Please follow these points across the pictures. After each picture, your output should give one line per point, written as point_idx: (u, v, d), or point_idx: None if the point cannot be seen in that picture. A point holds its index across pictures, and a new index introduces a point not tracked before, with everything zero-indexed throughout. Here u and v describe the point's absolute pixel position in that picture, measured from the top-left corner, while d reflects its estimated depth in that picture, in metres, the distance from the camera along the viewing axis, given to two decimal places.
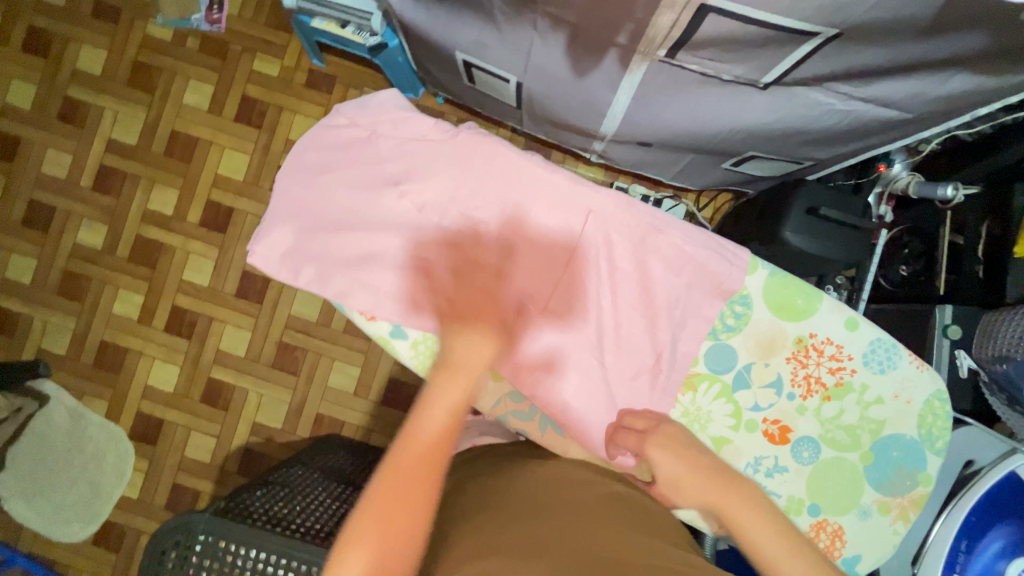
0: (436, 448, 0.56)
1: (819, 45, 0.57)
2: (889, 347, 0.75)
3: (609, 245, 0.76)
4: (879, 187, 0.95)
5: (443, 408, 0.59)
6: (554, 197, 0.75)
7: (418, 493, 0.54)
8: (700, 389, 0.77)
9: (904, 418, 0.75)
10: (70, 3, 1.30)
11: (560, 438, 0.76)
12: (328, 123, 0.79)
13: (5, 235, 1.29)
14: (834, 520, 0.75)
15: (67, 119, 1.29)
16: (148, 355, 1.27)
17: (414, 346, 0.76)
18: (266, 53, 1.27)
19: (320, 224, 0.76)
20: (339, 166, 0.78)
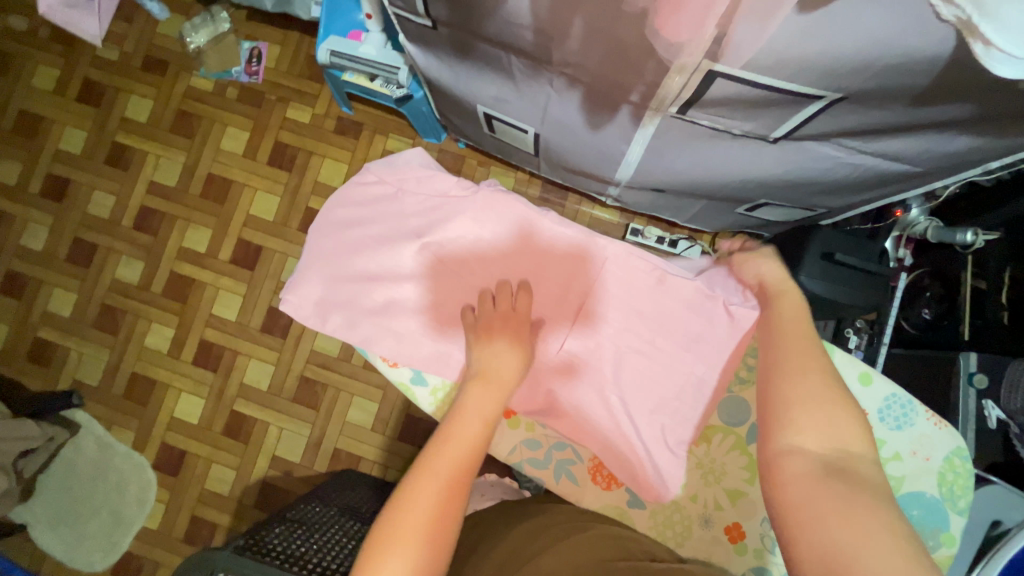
0: (468, 443, 0.59)
1: (826, 105, 0.59)
2: (904, 403, 0.74)
3: (624, 292, 0.79)
4: (897, 231, 0.97)
5: (473, 416, 0.62)
6: (572, 246, 0.79)
7: (448, 500, 0.53)
8: (714, 441, 0.76)
9: (925, 476, 0.73)
10: (123, 57, 1.41)
11: (574, 487, 0.77)
12: (357, 180, 0.83)
13: (49, 270, 1.36)
14: None
15: (114, 163, 1.38)
16: (175, 387, 1.31)
17: (433, 393, 0.78)
18: (299, 102, 1.36)
19: (347, 274, 0.80)
20: (368, 220, 0.82)
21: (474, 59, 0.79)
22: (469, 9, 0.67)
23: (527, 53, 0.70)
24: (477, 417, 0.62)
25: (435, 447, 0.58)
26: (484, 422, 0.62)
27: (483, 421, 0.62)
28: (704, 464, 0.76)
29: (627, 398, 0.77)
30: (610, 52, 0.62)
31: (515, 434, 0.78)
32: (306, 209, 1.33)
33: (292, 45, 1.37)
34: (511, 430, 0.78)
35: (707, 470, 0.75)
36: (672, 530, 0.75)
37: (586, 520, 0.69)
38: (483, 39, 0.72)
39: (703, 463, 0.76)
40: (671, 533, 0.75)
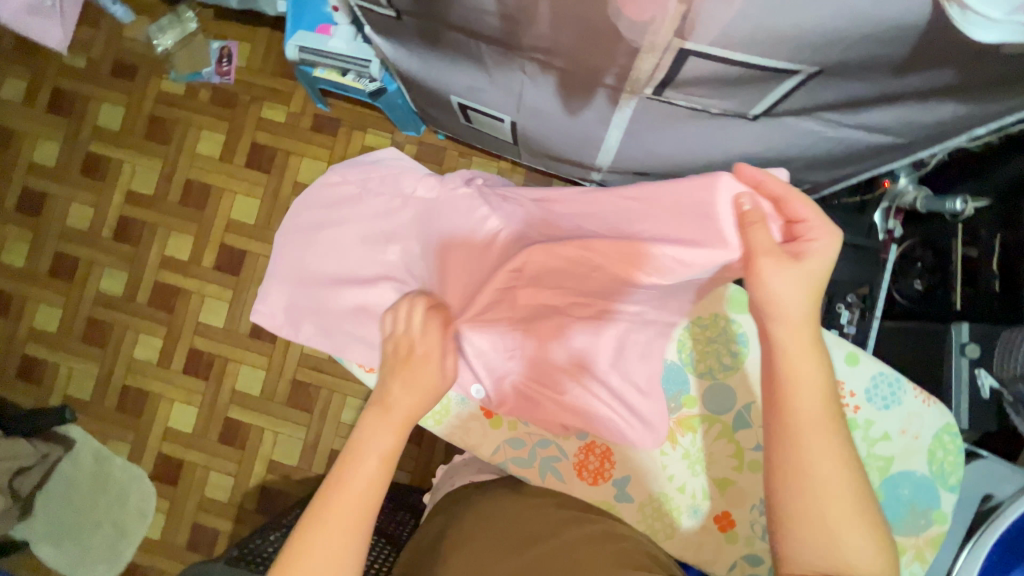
0: (365, 489, 0.56)
1: (802, 80, 0.58)
2: (892, 381, 0.73)
3: (597, 271, 0.71)
4: (885, 202, 0.95)
5: (370, 454, 0.58)
6: (538, 232, 0.75)
7: (344, 559, 0.53)
8: (699, 430, 0.76)
9: (913, 455, 0.73)
10: (91, 64, 1.37)
11: (560, 483, 0.76)
12: (320, 182, 0.81)
13: (33, 286, 1.35)
14: None
15: (90, 174, 1.36)
16: (168, 397, 1.30)
17: None
18: (274, 101, 1.33)
19: (317, 280, 0.79)
20: (334, 222, 0.80)
21: (443, 48, 0.77)
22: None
23: (495, 40, 0.68)
24: (374, 454, 0.58)
25: (329, 491, 0.55)
26: (382, 459, 0.57)
27: (381, 456, 0.58)
28: (691, 454, 0.76)
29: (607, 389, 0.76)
30: (579, 35, 0.59)
31: (498, 433, 0.78)
32: (287, 210, 1.31)
33: (263, 43, 1.33)
34: (494, 430, 0.78)
35: (694, 460, 0.75)
36: (661, 521, 0.75)
37: (555, 512, 0.68)
38: (449, 27, 0.70)
39: (689, 453, 0.76)
40: (661, 523, 0.75)
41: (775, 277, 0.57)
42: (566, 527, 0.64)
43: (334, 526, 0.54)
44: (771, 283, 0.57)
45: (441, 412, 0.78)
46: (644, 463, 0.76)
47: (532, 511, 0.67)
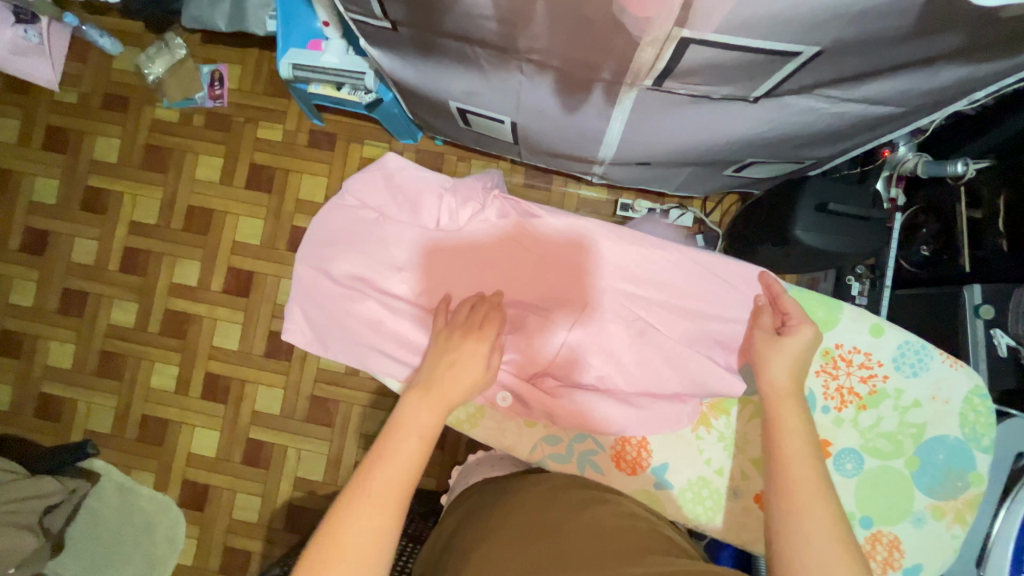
0: (404, 465, 0.56)
1: (804, 60, 0.58)
2: (918, 349, 0.74)
3: (573, 282, 0.78)
4: (886, 170, 0.96)
5: (411, 432, 0.59)
6: (560, 252, 0.78)
7: (380, 535, 0.52)
8: (733, 412, 0.77)
9: (945, 419, 0.74)
10: (82, 98, 1.37)
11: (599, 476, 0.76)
12: (336, 204, 0.80)
13: (44, 324, 1.35)
14: (888, 530, 0.73)
15: (90, 208, 1.36)
16: (188, 424, 1.31)
17: None
18: (269, 121, 1.33)
19: (338, 300, 0.79)
20: (353, 244, 0.79)
21: (439, 56, 0.77)
22: (429, 7, 0.65)
23: (492, 43, 0.68)
24: (413, 433, 0.59)
25: (370, 466, 0.55)
26: (423, 435, 0.59)
27: (421, 437, 0.59)
28: (727, 437, 0.77)
29: (624, 394, 0.77)
30: (577, 32, 0.60)
31: (534, 432, 0.77)
32: (292, 228, 1.31)
33: (252, 64, 1.33)
34: (529, 429, 0.77)
35: (731, 442, 0.76)
36: (702, 506, 0.75)
37: (567, 497, 0.65)
38: (445, 34, 0.70)
39: (725, 436, 0.77)
40: (701, 507, 0.75)
41: (771, 363, 0.67)
42: (580, 513, 0.62)
43: (373, 499, 0.53)
44: (769, 363, 0.67)
45: (478, 419, 0.77)
46: (682, 448, 0.77)
47: (541, 498, 0.65)
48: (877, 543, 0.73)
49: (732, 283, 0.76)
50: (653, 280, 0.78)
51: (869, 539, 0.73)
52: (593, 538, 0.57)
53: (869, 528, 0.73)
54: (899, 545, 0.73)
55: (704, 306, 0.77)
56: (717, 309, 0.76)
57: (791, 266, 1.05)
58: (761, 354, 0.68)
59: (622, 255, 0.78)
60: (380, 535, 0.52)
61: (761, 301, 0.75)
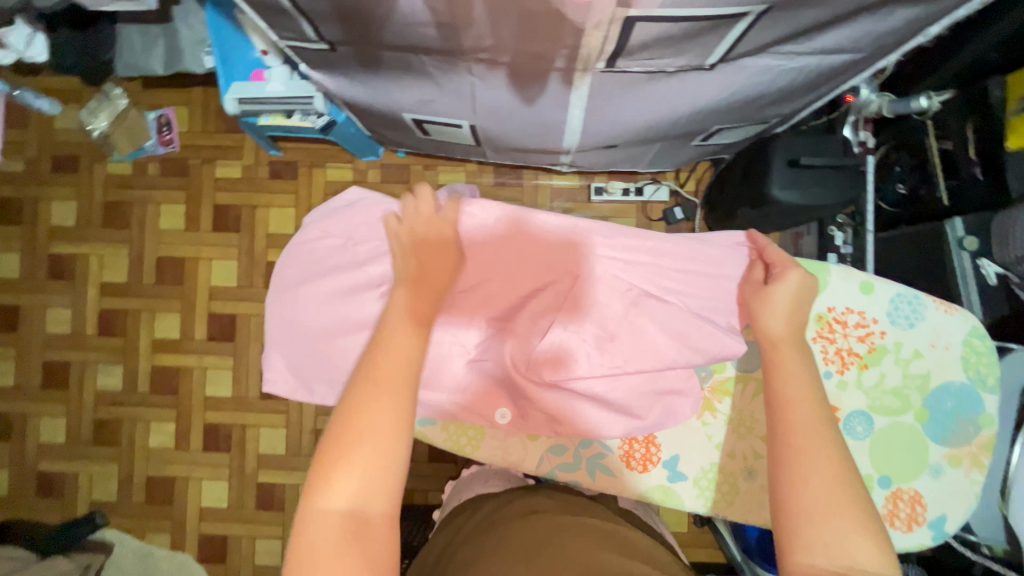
0: (404, 349, 0.53)
1: (753, 20, 0.56)
2: (911, 300, 0.73)
3: (555, 264, 0.74)
4: (852, 116, 0.93)
5: (403, 318, 0.56)
6: (544, 235, 0.74)
7: (390, 417, 0.49)
8: (736, 391, 0.76)
9: (948, 365, 0.73)
10: (29, 164, 1.32)
11: (612, 479, 0.75)
12: (301, 239, 0.79)
13: (31, 401, 1.31)
14: (908, 487, 0.73)
15: (57, 275, 1.32)
16: (195, 478, 1.28)
17: (442, 428, 0.77)
18: (226, 158, 1.29)
19: (316, 338, 0.76)
20: (324, 276, 0.77)
21: (384, 69, 0.74)
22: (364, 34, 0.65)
23: (436, 49, 0.66)
24: (405, 315, 0.56)
25: (371, 353, 0.53)
26: (415, 320, 0.56)
27: (416, 323, 0.56)
28: (734, 417, 0.76)
29: (619, 388, 0.73)
30: (522, 26, 0.58)
31: (538, 445, 0.76)
32: (267, 264, 1.28)
33: (199, 103, 1.30)
34: (534, 442, 0.76)
35: (737, 422, 0.76)
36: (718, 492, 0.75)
37: (549, 518, 0.62)
38: (386, 47, 0.68)
39: (732, 417, 0.76)
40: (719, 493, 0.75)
41: (764, 316, 0.63)
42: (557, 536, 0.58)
43: (378, 384, 0.50)
44: (762, 314, 0.63)
45: (477, 439, 0.77)
46: (691, 437, 0.76)
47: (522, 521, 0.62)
48: (899, 500, 0.73)
49: (717, 251, 0.75)
50: (642, 248, 0.75)
51: (890, 498, 0.73)
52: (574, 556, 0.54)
53: (889, 487, 0.73)
54: (921, 500, 0.72)
55: (696, 268, 0.75)
56: (709, 271, 0.74)
57: (772, 227, 1.04)
58: (752, 307, 0.66)
59: (608, 229, 0.75)
60: (393, 421, 0.49)
61: (751, 258, 0.73)
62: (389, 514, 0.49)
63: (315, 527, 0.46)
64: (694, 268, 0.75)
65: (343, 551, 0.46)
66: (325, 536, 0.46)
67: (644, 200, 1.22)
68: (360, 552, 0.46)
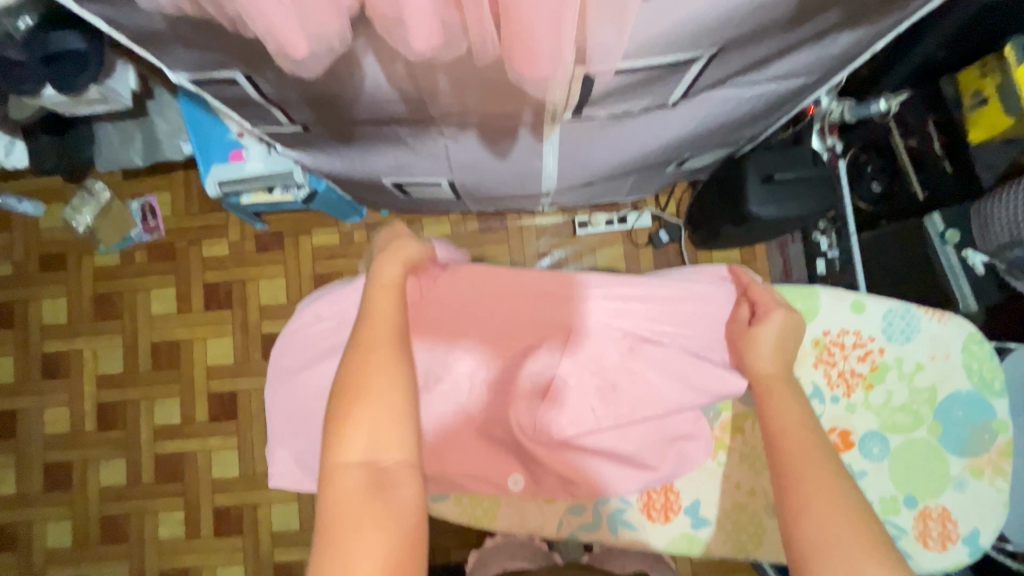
0: (384, 323, 0.58)
1: (707, 61, 0.58)
2: (904, 314, 0.74)
3: (546, 320, 0.74)
4: (817, 124, 0.96)
5: (383, 292, 0.61)
6: (535, 289, 0.74)
7: (389, 376, 0.54)
8: (747, 428, 0.75)
9: (952, 375, 0.73)
10: (16, 267, 1.33)
11: (635, 534, 0.74)
12: (293, 327, 0.79)
13: (34, 507, 1.28)
14: (934, 504, 0.72)
15: (52, 374, 1.30)
16: (209, 566, 1.24)
17: (458, 501, 0.75)
18: (212, 238, 1.30)
19: (317, 421, 0.76)
20: (319, 358, 0.77)
21: (358, 141, 0.76)
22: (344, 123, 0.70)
23: (405, 120, 0.68)
24: (379, 287, 0.62)
25: (360, 330, 0.58)
26: (393, 293, 0.61)
27: (395, 297, 0.61)
28: (748, 455, 0.75)
29: (629, 432, 0.72)
30: (485, 92, 0.60)
31: (556, 507, 0.74)
32: (263, 336, 1.27)
33: (180, 187, 1.31)
34: (551, 505, 0.74)
35: (752, 459, 0.74)
36: (745, 534, 0.73)
37: None
38: (358, 123, 0.69)
39: (746, 454, 0.75)
40: (745, 536, 0.73)
41: (757, 360, 0.65)
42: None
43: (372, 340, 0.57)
44: (749, 357, 0.66)
45: (493, 507, 0.75)
46: (708, 481, 0.74)
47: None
48: (928, 519, 0.72)
49: (706, 288, 0.75)
50: (630, 293, 0.74)
51: (918, 518, 0.72)
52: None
53: (916, 506, 0.72)
54: (950, 516, 0.71)
55: (687, 308, 0.74)
56: (700, 308, 0.74)
57: (755, 239, 1.06)
58: (745, 346, 0.67)
59: (597, 279, 0.75)
60: (394, 367, 0.55)
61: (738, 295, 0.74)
62: (405, 463, 0.52)
63: (336, 480, 0.50)
64: (686, 308, 0.74)
65: (365, 499, 0.49)
66: (344, 485, 0.49)
67: (628, 227, 1.23)
68: (381, 499, 0.49)
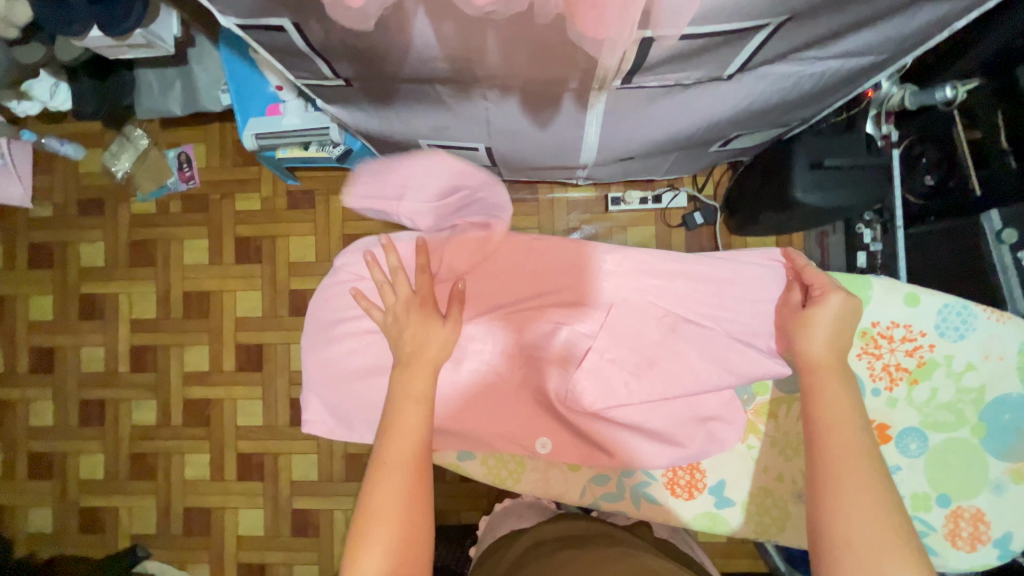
0: (410, 435, 0.59)
1: (773, 30, 0.55)
2: (961, 310, 0.70)
3: (580, 291, 0.73)
4: (873, 110, 0.91)
5: (411, 404, 0.61)
6: (570, 257, 0.74)
7: (416, 500, 0.57)
8: (780, 413, 0.75)
9: (1004, 377, 0.71)
10: (58, 209, 1.36)
11: (659, 507, 0.74)
12: (328, 281, 0.80)
13: (69, 440, 1.35)
14: (968, 504, 0.71)
15: (89, 315, 1.35)
16: (230, 508, 1.30)
17: (484, 461, 0.76)
18: (244, 192, 1.31)
19: (347, 375, 0.77)
20: (350, 314, 0.78)
21: (398, 101, 0.75)
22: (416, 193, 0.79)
23: (448, 79, 0.66)
24: (408, 400, 0.61)
25: (383, 442, 0.59)
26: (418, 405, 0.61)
27: (418, 406, 0.61)
28: (779, 441, 0.74)
29: (654, 412, 0.72)
30: (536, 54, 0.58)
31: (580, 476, 0.75)
32: (290, 293, 1.30)
33: (216, 139, 1.32)
34: (575, 473, 0.75)
35: (783, 445, 0.74)
36: (769, 517, 0.73)
37: (593, 551, 0.61)
38: (401, 80, 0.68)
39: (777, 440, 0.74)
40: (769, 519, 0.73)
41: (810, 340, 0.62)
42: (578, 555, 0.60)
43: (391, 467, 0.57)
44: (803, 340, 0.63)
45: (518, 470, 0.76)
46: (738, 463, 0.74)
47: (552, 551, 0.63)
48: (960, 519, 0.71)
49: (752, 267, 0.73)
50: (675, 273, 0.74)
51: (950, 517, 0.71)
52: (598, 565, 0.56)
53: (948, 505, 0.71)
54: (984, 517, 0.70)
55: (732, 289, 0.73)
56: (744, 291, 0.73)
57: (794, 228, 1.03)
58: (799, 327, 0.64)
59: (644, 253, 0.74)
60: (418, 506, 0.57)
61: (788, 277, 0.72)
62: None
63: None
64: (729, 286, 0.73)
65: None
66: None
67: (662, 207, 1.20)
68: None
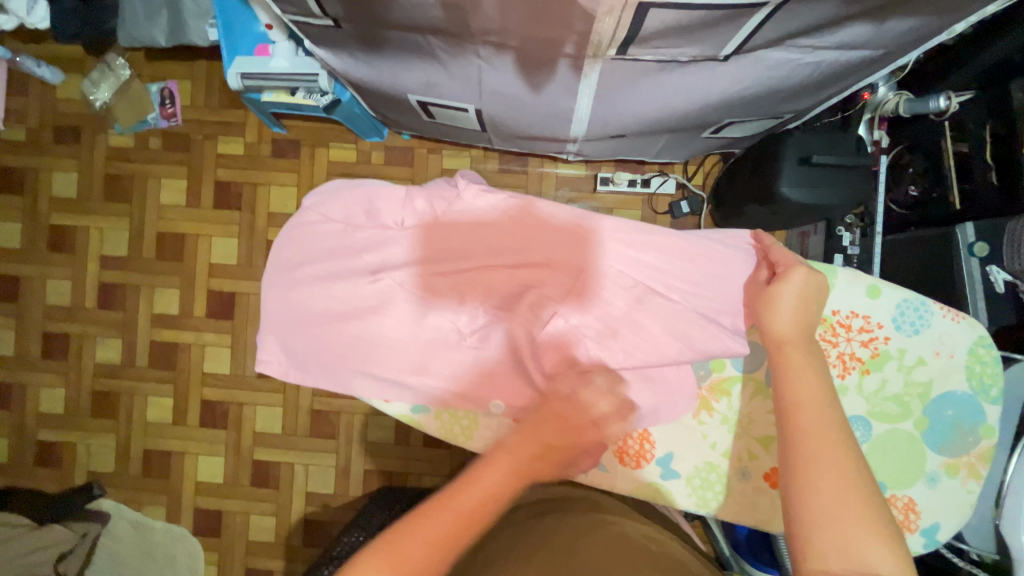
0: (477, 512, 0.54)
1: (773, 11, 0.55)
2: (918, 306, 0.73)
3: (551, 255, 0.73)
4: (868, 113, 0.93)
5: (483, 488, 0.56)
6: (548, 221, 0.74)
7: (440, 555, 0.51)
8: (734, 393, 0.76)
9: (951, 374, 0.73)
10: (31, 133, 1.31)
11: (605, 474, 0.75)
12: (298, 221, 0.79)
13: (30, 372, 1.32)
14: (902, 493, 0.73)
15: (57, 247, 1.31)
16: (191, 453, 1.29)
17: (437, 416, 0.76)
18: (228, 135, 1.28)
19: (313, 321, 0.77)
20: (319, 259, 0.77)
21: (389, 49, 0.73)
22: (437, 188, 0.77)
23: (441, 30, 0.64)
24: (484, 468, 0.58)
25: (449, 495, 0.55)
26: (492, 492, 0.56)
27: (494, 498, 0.56)
28: (731, 418, 0.76)
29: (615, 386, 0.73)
30: (532, 10, 0.56)
31: None
32: (267, 243, 1.27)
33: (202, 77, 1.27)
34: None
35: (735, 423, 0.75)
36: (711, 491, 0.75)
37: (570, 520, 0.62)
38: (392, 25, 0.66)
39: (729, 418, 0.76)
40: (711, 493, 0.75)
41: (776, 320, 0.64)
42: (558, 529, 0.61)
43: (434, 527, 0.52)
44: (770, 317, 0.64)
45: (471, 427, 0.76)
46: (686, 435, 0.76)
47: (537, 518, 0.64)
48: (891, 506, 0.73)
49: (722, 245, 0.74)
50: (646, 244, 0.74)
51: None
52: (587, 540, 0.57)
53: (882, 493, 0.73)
54: (914, 507, 0.73)
55: (699, 265, 0.73)
56: (717, 269, 0.73)
57: (778, 224, 1.02)
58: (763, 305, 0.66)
59: (620, 220, 0.74)
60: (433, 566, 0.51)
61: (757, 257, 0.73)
62: None
63: None
64: (698, 261, 0.73)
65: None
66: None
67: (650, 191, 1.20)
68: None
